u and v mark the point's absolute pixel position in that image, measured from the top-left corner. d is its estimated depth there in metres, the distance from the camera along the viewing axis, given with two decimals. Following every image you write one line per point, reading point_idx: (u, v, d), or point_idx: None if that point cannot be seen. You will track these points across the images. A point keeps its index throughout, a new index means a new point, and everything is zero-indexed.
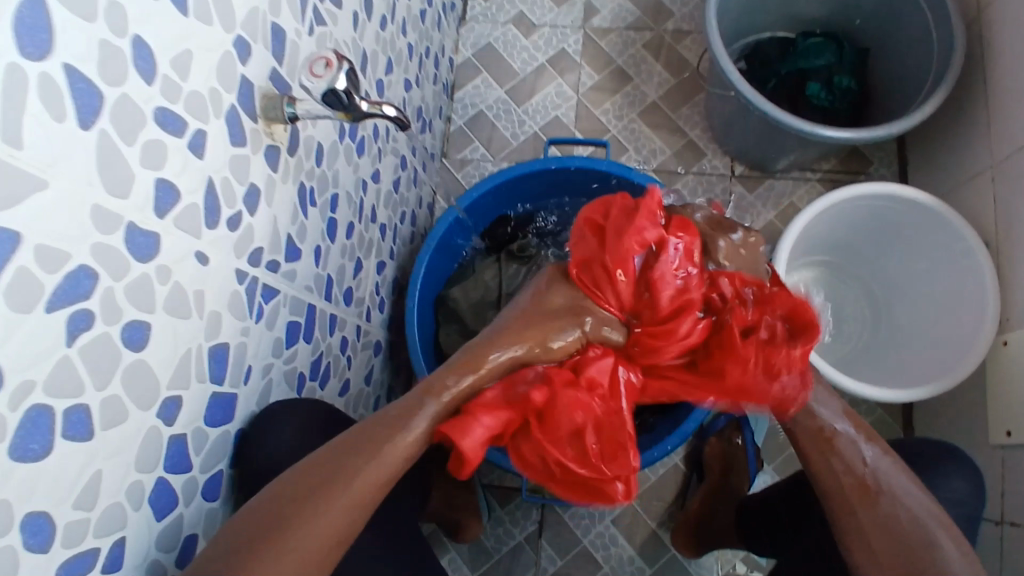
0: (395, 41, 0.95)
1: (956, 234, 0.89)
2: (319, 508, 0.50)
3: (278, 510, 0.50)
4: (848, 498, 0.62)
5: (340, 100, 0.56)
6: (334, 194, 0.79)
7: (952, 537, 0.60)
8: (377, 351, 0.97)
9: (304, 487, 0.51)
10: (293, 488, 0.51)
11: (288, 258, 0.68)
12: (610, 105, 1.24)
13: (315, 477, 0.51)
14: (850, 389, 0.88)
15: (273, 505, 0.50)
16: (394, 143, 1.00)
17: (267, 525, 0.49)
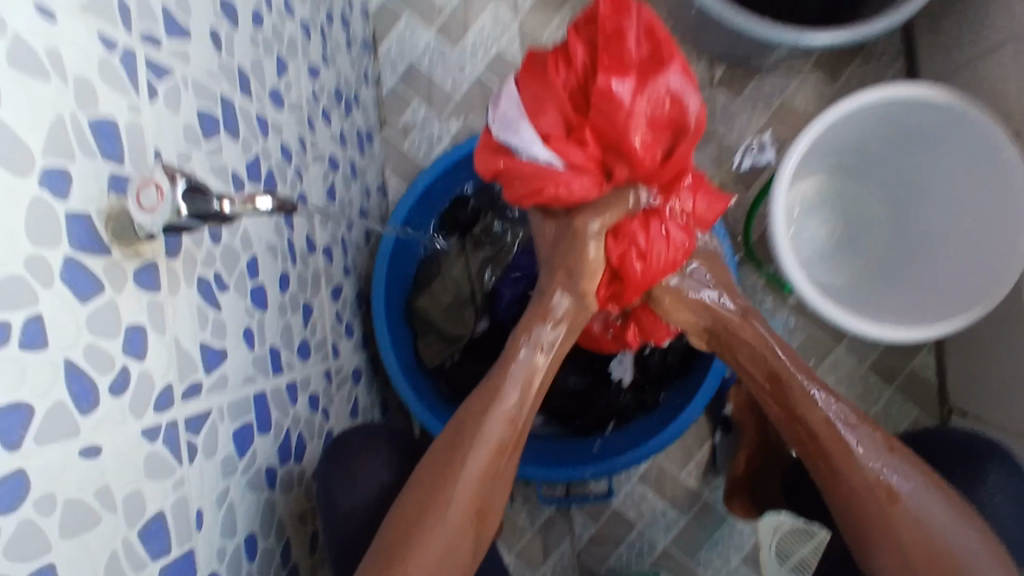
0: (282, 29, 0.79)
1: (984, 134, 0.80)
2: (427, 535, 0.62)
3: (393, 550, 0.62)
4: (886, 507, 0.64)
5: (192, 216, 0.44)
6: (251, 258, 0.68)
7: (971, 524, 0.64)
8: (357, 378, 0.91)
9: (426, 487, 0.64)
10: (396, 534, 0.62)
11: (209, 367, 0.59)
12: (558, 24, 1.06)
13: (416, 512, 0.63)
14: (871, 333, 0.82)
15: (409, 505, 0.63)
16: (317, 147, 0.86)
17: (410, 519, 0.62)
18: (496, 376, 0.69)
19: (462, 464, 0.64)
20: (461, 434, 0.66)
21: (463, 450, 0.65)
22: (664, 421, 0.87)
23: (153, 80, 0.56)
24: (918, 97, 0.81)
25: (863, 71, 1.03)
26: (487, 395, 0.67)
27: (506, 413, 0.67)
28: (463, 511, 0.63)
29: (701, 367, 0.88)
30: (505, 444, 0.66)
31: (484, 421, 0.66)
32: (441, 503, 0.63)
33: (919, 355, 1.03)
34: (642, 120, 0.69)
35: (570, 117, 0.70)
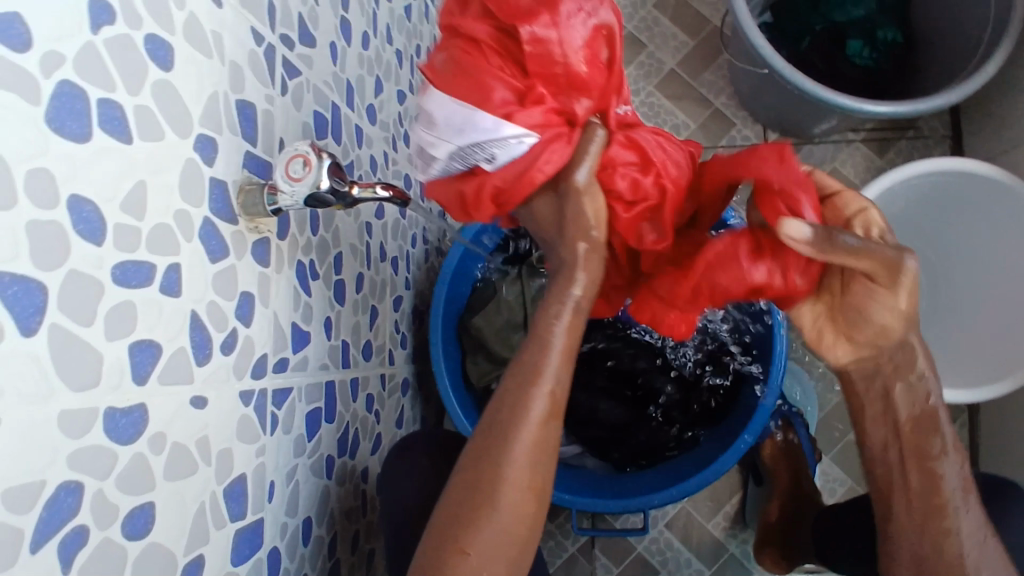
0: (382, 53, 0.86)
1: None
2: (489, 516, 0.53)
3: (458, 516, 0.54)
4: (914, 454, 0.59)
5: (328, 199, 0.49)
6: (337, 253, 0.71)
7: (970, 497, 0.60)
8: (405, 389, 0.92)
9: (476, 468, 0.54)
10: (454, 508, 0.55)
11: (297, 348, 0.62)
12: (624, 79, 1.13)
13: (471, 485, 0.54)
14: None
15: (463, 485, 0.55)
16: (396, 164, 0.91)
17: (466, 503, 0.54)
18: (529, 352, 0.57)
19: (512, 441, 0.54)
20: (506, 417, 0.55)
21: (509, 427, 0.55)
22: (703, 462, 0.88)
23: (285, 77, 0.61)
24: (971, 171, 0.86)
25: (910, 149, 1.09)
26: (521, 371, 0.56)
27: (544, 392, 0.56)
28: (523, 484, 0.54)
29: (743, 411, 0.90)
30: (550, 417, 0.56)
31: (522, 397, 0.55)
32: (495, 491, 0.54)
33: (954, 426, 1.05)
34: (575, 36, 0.54)
35: (508, 78, 0.55)
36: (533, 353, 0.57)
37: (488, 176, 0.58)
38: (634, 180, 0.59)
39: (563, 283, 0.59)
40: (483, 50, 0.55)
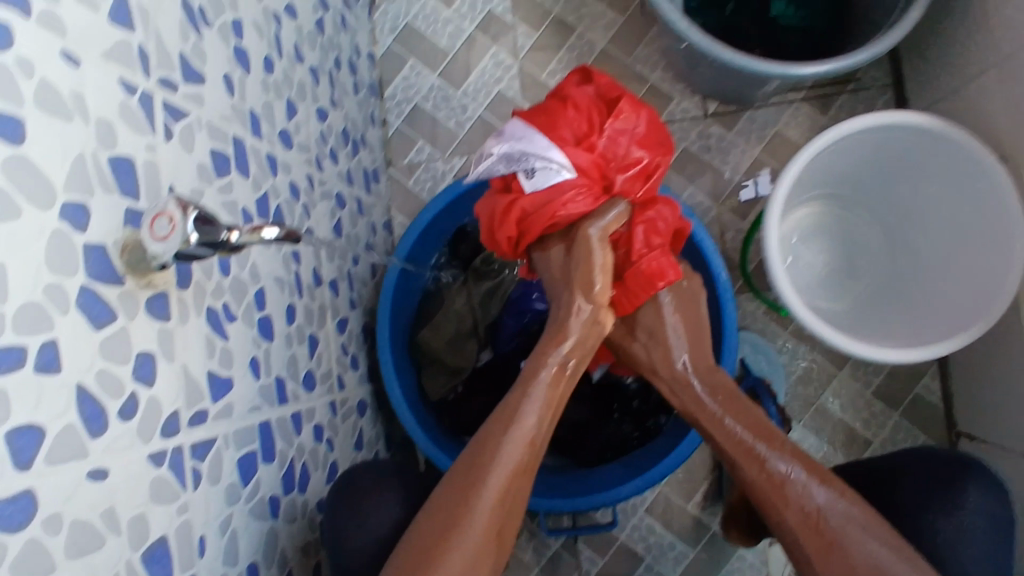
0: (292, 73, 0.84)
1: (971, 156, 0.82)
2: (453, 551, 0.61)
3: (426, 555, 0.61)
4: (748, 451, 0.73)
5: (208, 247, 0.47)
6: (258, 290, 0.69)
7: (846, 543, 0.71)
8: (362, 410, 0.92)
9: (447, 511, 0.63)
10: (420, 546, 0.62)
11: (216, 395, 0.61)
12: (556, 64, 1.11)
13: (439, 525, 0.62)
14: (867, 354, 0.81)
15: (427, 532, 0.62)
16: (324, 185, 0.89)
17: (433, 539, 0.62)
18: (514, 399, 0.70)
19: (483, 480, 0.65)
20: (477, 466, 0.65)
21: (484, 469, 0.65)
22: (668, 449, 0.87)
23: (169, 121, 0.59)
24: (905, 124, 0.83)
25: (853, 103, 1.06)
26: (506, 413, 0.69)
27: (523, 433, 0.68)
28: (484, 527, 0.63)
29: None
30: (523, 463, 0.67)
31: (502, 440, 0.67)
32: (464, 527, 0.62)
33: (925, 380, 1.04)
34: (648, 132, 0.78)
35: (576, 125, 0.76)
36: (514, 402, 0.70)
37: (521, 196, 0.76)
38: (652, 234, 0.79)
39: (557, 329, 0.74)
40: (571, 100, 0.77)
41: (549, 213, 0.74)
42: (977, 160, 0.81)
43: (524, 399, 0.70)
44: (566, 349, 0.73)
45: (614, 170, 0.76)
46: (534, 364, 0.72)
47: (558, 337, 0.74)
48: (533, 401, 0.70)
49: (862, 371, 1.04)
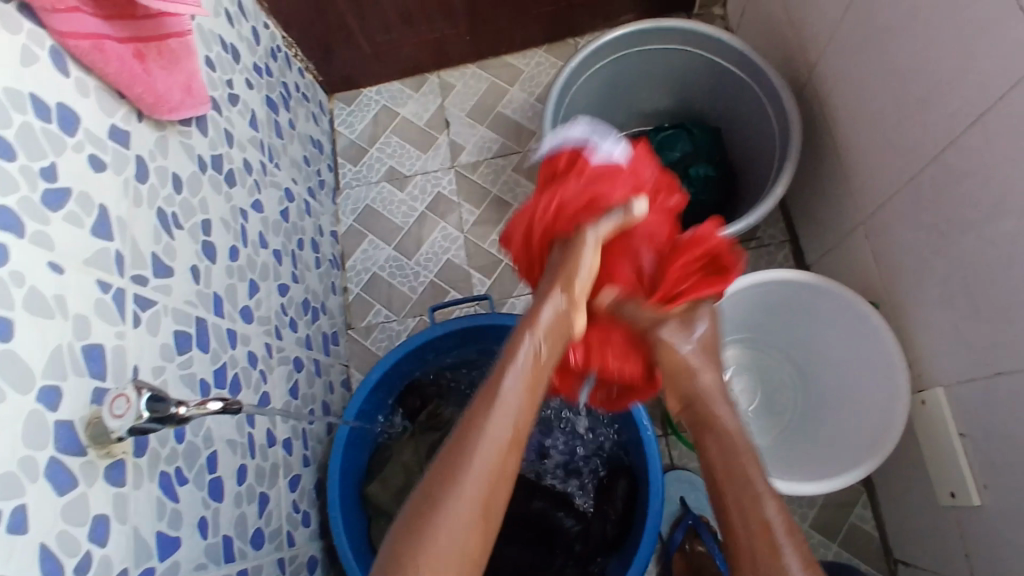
0: (255, 257, 0.97)
1: (848, 302, 0.92)
2: (437, 512, 0.53)
3: (408, 522, 0.54)
4: (727, 483, 0.62)
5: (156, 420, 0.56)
6: (210, 454, 0.77)
7: None
8: (312, 567, 0.95)
9: (430, 485, 0.55)
10: (408, 519, 0.54)
11: (163, 555, 0.66)
12: (496, 235, 1.27)
13: (428, 492, 0.55)
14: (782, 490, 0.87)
15: (415, 501, 0.55)
16: (283, 351, 1.00)
17: (407, 523, 0.53)
18: (494, 374, 0.61)
19: (465, 465, 0.55)
20: (447, 468, 0.55)
21: (464, 453, 0.56)
22: None
23: (138, 310, 0.70)
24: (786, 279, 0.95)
25: (756, 258, 1.21)
26: (487, 394, 0.59)
27: (507, 410, 0.58)
28: (467, 509, 0.54)
29: (637, 533, 0.93)
30: (508, 446, 0.57)
31: (483, 416, 0.58)
32: (442, 506, 0.54)
33: (857, 509, 1.05)
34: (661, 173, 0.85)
35: (632, 154, 0.84)
36: (498, 374, 0.61)
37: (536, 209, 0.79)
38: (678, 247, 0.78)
39: (565, 279, 0.69)
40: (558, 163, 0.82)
41: (553, 210, 0.76)
42: (852, 305, 0.92)
43: (517, 355, 0.62)
44: (545, 317, 0.66)
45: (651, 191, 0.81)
46: (532, 313, 0.66)
47: (542, 302, 0.67)
48: (531, 350, 0.63)
49: (796, 505, 1.06)
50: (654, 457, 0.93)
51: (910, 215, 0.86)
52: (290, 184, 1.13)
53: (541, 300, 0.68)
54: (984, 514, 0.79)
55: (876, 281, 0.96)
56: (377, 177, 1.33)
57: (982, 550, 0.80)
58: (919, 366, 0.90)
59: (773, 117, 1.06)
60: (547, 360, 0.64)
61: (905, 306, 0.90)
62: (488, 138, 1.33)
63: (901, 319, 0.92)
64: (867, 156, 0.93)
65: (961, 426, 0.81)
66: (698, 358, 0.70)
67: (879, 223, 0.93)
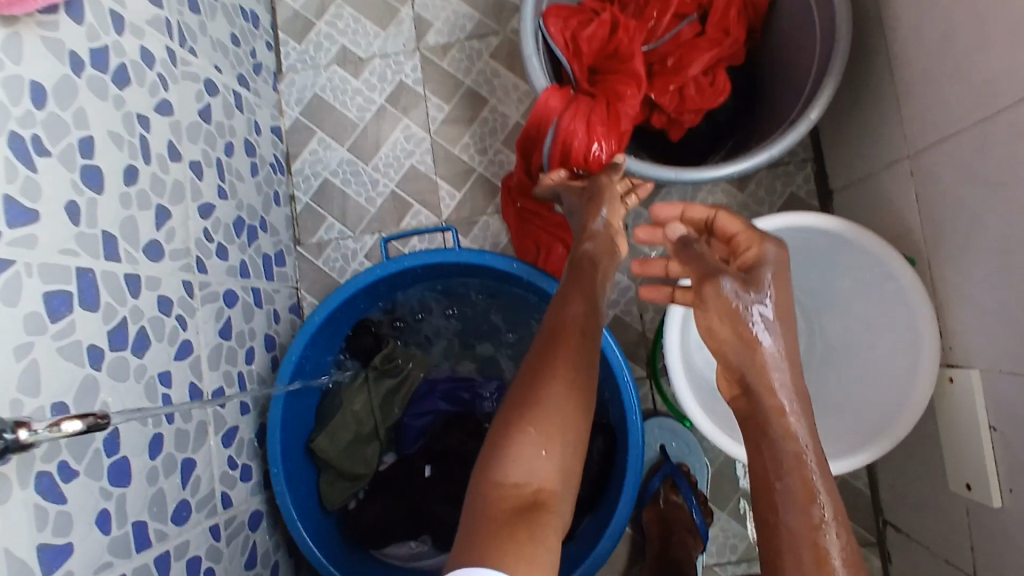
0: (164, 176, 0.78)
1: (876, 258, 0.77)
2: (541, 406, 0.54)
3: (514, 410, 0.55)
4: (788, 500, 0.53)
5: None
6: (110, 433, 0.64)
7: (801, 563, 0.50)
8: (255, 522, 0.88)
9: (526, 387, 0.56)
10: (506, 415, 0.55)
11: (49, 569, 0.56)
12: (469, 138, 1.08)
13: (525, 392, 0.55)
14: None
15: (511, 400, 0.56)
16: (208, 286, 0.84)
17: (513, 418, 0.54)
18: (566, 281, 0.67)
19: (553, 364, 0.57)
20: (536, 371, 0.57)
21: (552, 353, 0.58)
22: (574, 561, 0.84)
23: None
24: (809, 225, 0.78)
25: (772, 178, 1.03)
26: (559, 299, 0.64)
27: (575, 306, 0.63)
28: (567, 393, 0.56)
29: (612, 498, 0.85)
30: (583, 335, 0.60)
31: (558, 313, 0.62)
32: (542, 397, 0.55)
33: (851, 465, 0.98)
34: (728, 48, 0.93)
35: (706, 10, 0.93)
36: (571, 277, 0.67)
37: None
38: (690, 56, 0.91)
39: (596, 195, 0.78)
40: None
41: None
42: (883, 261, 0.76)
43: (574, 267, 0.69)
44: (586, 250, 0.72)
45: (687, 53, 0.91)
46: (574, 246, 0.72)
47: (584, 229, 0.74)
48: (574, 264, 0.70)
49: None
50: (633, 417, 0.83)
51: (972, 162, 0.69)
52: (212, 73, 0.91)
53: (582, 211, 0.77)
54: (1003, 514, 0.71)
55: (915, 232, 0.81)
56: (326, 59, 1.10)
57: (991, 548, 0.73)
58: (950, 336, 0.77)
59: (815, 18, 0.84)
60: (597, 254, 0.71)
61: (948, 268, 0.76)
62: (461, 13, 1.09)
63: (939, 279, 0.77)
64: (931, 74, 0.73)
65: (993, 420, 0.71)
66: (727, 334, 0.59)
67: (927, 165, 0.77)
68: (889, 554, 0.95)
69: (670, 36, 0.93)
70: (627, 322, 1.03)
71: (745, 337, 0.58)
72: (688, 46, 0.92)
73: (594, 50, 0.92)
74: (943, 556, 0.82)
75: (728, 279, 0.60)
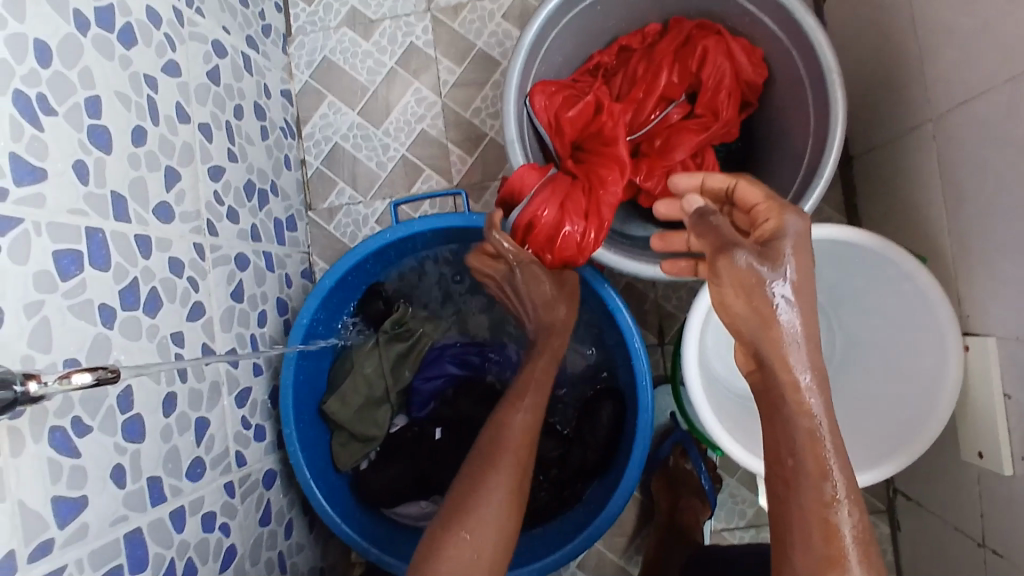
0: (173, 138, 0.78)
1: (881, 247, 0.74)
2: (477, 506, 0.66)
3: (454, 509, 0.66)
4: (801, 480, 0.51)
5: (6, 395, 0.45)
6: (123, 391, 0.65)
7: (807, 541, 0.50)
8: (269, 481, 0.89)
9: (459, 495, 0.67)
10: (445, 515, 0.66)
11: (63, 522, 0.57)
12: (480, 102, 1.06)
13: (465, 495, 0.67)
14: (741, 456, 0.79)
15: (449, 503, 0.67)
16: (220, 249, 0.85)
17: (453, 515, 0.65)
18: (515, 389, 0.79)
19: (492, 467, 0.69)
20: (475, 476, 0.69)
21: (492, 461, 0.70)
22: (582, 524, 0.84)
23: None
24: (837, 239, 0.75)
25: None
26: (507, 407, 0.77)
27: (521, 412, 0.75)
28: (501, 495, 0.67)
29: (621, 462, 0.85)
30: (525, 443, 0.73)
31: (507, 422, 0.75)
32: (478, 499, 0.66)
33: None
34: (716, 129, 0.89)
35: (692, 81, 0.89)
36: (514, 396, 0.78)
37: (605, 63, 0.92)
38: (677, 145, 0.88)
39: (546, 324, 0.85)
40: (644, 30, 0.93)
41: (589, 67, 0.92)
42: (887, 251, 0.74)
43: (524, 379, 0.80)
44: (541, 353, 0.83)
45: (674, 137, 0.89)
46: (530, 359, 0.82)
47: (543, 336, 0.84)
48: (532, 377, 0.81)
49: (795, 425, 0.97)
50: (645, 381, 0.82)
51: (997, 122, 0.67)
52: (220, 35, 0.90)
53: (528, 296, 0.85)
54: (1014, 483, 0.69)
55: (936, 197, 0.79)
56: (336, 21, 1.09)
57: (1001, 516, 0.72)
58: (968, 303, 0.75)
59: (805, 71, 0.82)
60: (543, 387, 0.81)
61: (969, 233, 0.73)
62: None
63: (960, 243, 0.75)
64: (956, 29, 0.71)
65: (1008, 387, 0.69)
66: (741, 308, 0.57)
67: (951, 127, 0.75)
68: (898, 522, 0.94)
69: (657, 119, 0.90)
70: (639, 289, 1.02)
71: (761, 310, 0.55)
72: (675, 134, 0.89)
73: (577, 125, 0.88)
74: (953, 524, 0.81)
75: (744, 251, 0.56)
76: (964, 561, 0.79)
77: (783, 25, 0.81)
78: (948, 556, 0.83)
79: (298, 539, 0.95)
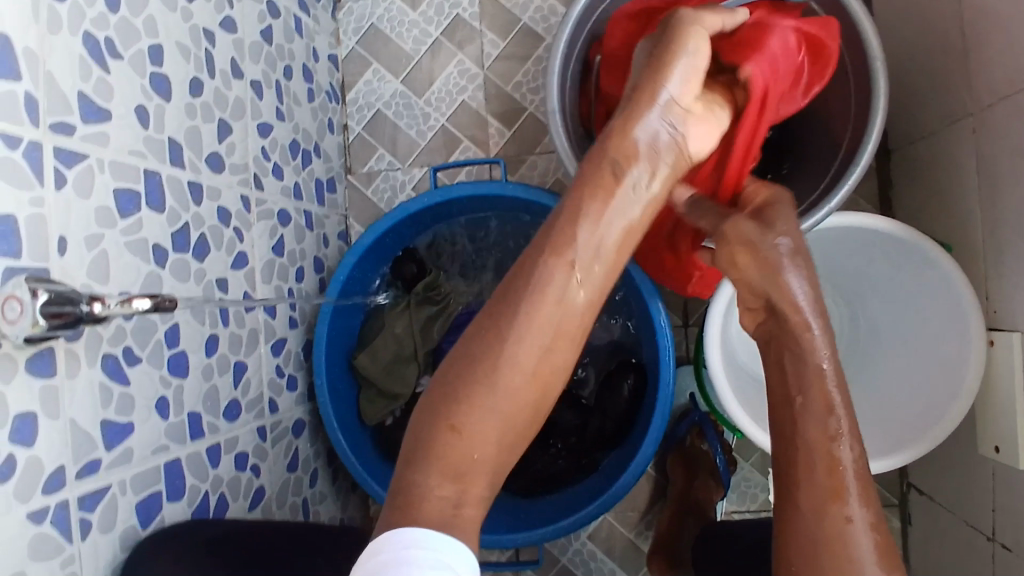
0: (227, 92, 0.81)
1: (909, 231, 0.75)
2: (486, 388, 0.49)
3: (452, 388, 0.49)
4: (807, 415, 0.52)
5: (74, 314, 0.49)
6: (170, 327, 0.68)
7: (813, 476, 0.51)
8: (298, 430, 0.93)
9: (466, 364, 0.50)
10: (442, 385, 0.50)
11: (111, 444, 0.61)
12: (522, 76, 1.07)
13: (468, 360, 0.50)
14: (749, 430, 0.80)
15: (452, 368, 0.50)
16: (264, 203, 0.88)
17: (454, 388, 0.49)
18: (556, 227, 0.52)
19: (507, 340, 0.49)
20: (489, 340, 0.50)
21: (513, 321, 0.50)
22: (596, 492, 0.86)
23: (61, 168, 0.56)
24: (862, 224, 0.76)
25: None
26: (539, 264, 0.51)
27: (569, 266, 0.51)
28: (523, 368, 0.49)
29: (639, 434, 0.87)
30: (572, 300, 0.51)
31: (541, 279, 0.50)
32: (490, 372, 0.49)
33: None
34: None
35: None
36: (557, 237, 0.51)
37: None
38: None
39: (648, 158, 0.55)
40: None
41: None
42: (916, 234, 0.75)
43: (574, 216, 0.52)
44: (611, 190, 0.53)
45: None
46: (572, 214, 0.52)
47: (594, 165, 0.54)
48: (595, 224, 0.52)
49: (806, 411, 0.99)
50: (666, 356, 0.83)
51: None
52: None
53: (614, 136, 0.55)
54: None
55: (972, 192, 0.79)
56: None
57: (1013, 510, 0.73)
58: (995, 299, 0.76)
59: (847, 58, 0.82)
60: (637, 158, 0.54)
61: (1002, 228, 0.74)
62: None
63: (993, 237, 0.75)
64: (1005, 22, 0.70)
65: None
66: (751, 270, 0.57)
67: (992, 121, 0.74)
68: (909, 515, 0.95)
69: None
70: None
71: (770, 263, 0.56)
72: None
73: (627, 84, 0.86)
74: (964, 518, 0.82)
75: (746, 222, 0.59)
76: (973, 554, 0.80)
77: (831, 12, 0.81)
78: (959, 550, 0.83)
79: (321, 488, 0.99)
